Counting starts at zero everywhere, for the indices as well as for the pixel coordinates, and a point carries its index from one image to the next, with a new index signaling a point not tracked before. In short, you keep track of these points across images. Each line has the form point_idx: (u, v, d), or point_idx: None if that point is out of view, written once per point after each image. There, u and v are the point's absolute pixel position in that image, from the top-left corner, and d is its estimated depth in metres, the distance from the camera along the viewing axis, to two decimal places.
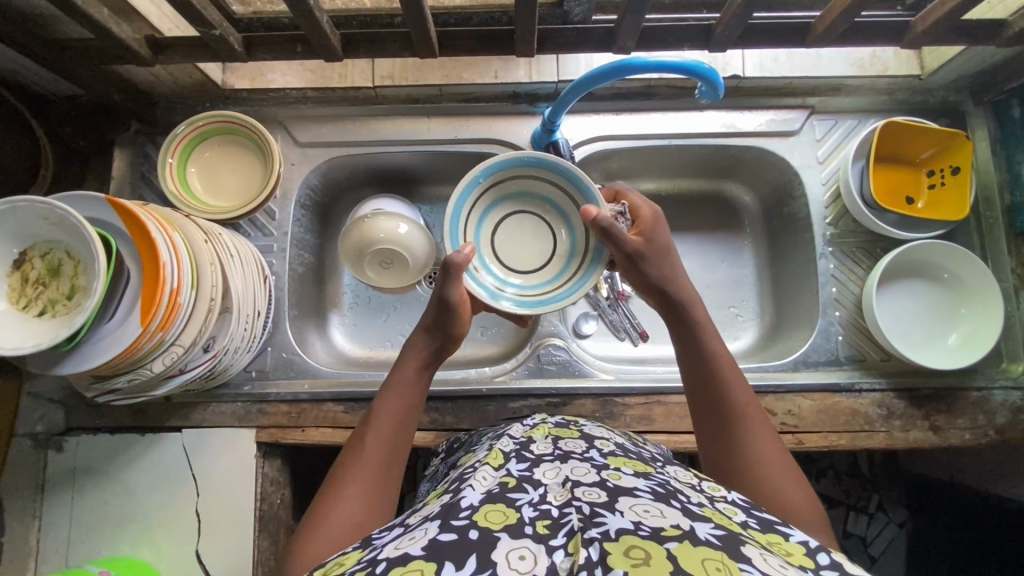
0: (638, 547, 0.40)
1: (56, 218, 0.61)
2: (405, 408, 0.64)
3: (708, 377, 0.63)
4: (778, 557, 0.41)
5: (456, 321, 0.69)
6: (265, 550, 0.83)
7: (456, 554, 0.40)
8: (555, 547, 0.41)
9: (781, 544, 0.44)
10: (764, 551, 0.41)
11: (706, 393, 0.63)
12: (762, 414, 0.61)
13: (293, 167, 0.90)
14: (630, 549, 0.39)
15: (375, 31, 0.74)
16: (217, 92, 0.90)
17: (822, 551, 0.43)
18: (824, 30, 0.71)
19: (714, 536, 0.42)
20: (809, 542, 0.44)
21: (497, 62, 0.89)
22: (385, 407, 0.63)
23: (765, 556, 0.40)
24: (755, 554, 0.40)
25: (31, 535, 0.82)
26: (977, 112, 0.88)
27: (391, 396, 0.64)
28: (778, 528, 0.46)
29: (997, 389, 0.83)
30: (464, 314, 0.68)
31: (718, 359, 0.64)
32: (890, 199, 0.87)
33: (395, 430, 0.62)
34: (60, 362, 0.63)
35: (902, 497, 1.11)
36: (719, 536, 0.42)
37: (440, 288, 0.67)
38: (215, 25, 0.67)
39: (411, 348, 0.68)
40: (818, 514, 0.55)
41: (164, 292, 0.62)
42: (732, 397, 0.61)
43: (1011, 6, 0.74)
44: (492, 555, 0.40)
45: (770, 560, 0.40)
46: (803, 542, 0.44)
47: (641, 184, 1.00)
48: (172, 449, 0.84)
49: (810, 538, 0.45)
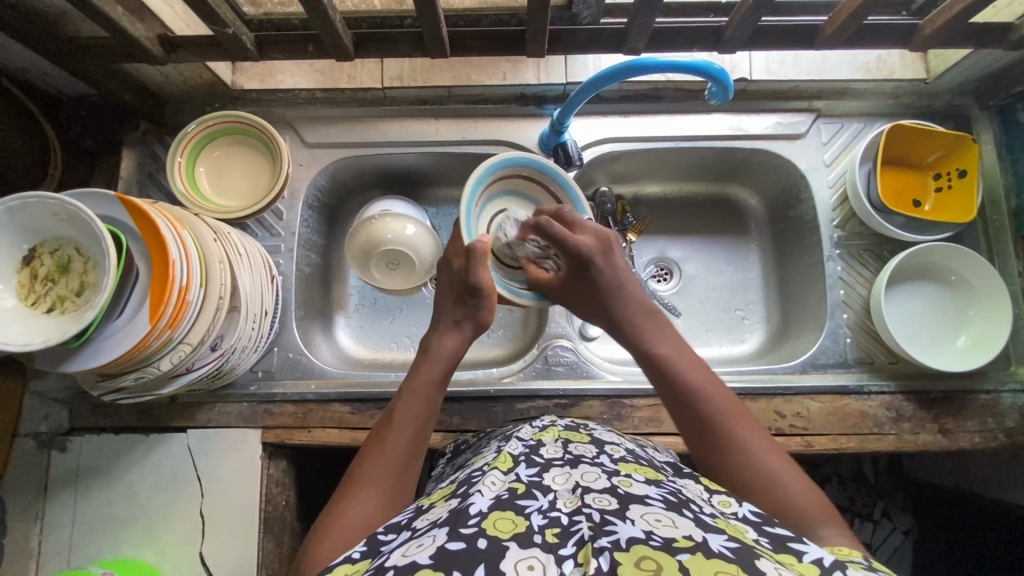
0: (650, 558, 0.39)
1: (66, 214, 0.61)
2: (430, 406, 0.64)
3: (680, 388, 0.62)
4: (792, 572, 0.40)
5: (483, 313, 0.71)
6: (270, 552, 0.82)
7: (465, 563, 0.40)
8: (564, 557, 0.41)
9: (794, 565, 0.42)
10: (780, 565, 0.40)
11: (682, 412, 0.62)
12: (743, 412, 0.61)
13: (302, 167, 0.91)
14: (641, 560, 0.39)
15: (386, 31, 0.74)
16: (227, 92, 0.90)
17: (838, 571, 0.42)
18: (833, 31, 0.71)
19: (728, 549, 0.41)
20: (824, 559, 0.43)
21: (506, 64, 0.89)
22: (409, 401, 0.63)
23: (781, 572, 0.39)
24: (771, 568, 0.39)
25: (33, 536, 0.81)
26: (983, 116, 0.89)
27: (415, 393, 0.64)
28: (791, 546, 0.45)
29: (1005, 392, 0.83)
30: (492, 300, 0.70)
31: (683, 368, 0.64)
32: (898, 202, 0.87)
33: (419, 428, 0.62)
34: (68, 358, 0.63)
35: (907, 504, 1.10)
36: (732, 548, 0.41)
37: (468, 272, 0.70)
38: (229, 23, 0.67)
39: (440, 347, 0.69)
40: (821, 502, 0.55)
41: (174, 289, 0.62)
42: (709, 403, 0.61)
43: (1017, 9, 0.74)
44: (501, 565, 0.40)
45: None
46: (818, 560, 0.43)
47: (646, 188, 1.00)
48: (176, 450, 0.83)
49: (824, 555, 0.43)
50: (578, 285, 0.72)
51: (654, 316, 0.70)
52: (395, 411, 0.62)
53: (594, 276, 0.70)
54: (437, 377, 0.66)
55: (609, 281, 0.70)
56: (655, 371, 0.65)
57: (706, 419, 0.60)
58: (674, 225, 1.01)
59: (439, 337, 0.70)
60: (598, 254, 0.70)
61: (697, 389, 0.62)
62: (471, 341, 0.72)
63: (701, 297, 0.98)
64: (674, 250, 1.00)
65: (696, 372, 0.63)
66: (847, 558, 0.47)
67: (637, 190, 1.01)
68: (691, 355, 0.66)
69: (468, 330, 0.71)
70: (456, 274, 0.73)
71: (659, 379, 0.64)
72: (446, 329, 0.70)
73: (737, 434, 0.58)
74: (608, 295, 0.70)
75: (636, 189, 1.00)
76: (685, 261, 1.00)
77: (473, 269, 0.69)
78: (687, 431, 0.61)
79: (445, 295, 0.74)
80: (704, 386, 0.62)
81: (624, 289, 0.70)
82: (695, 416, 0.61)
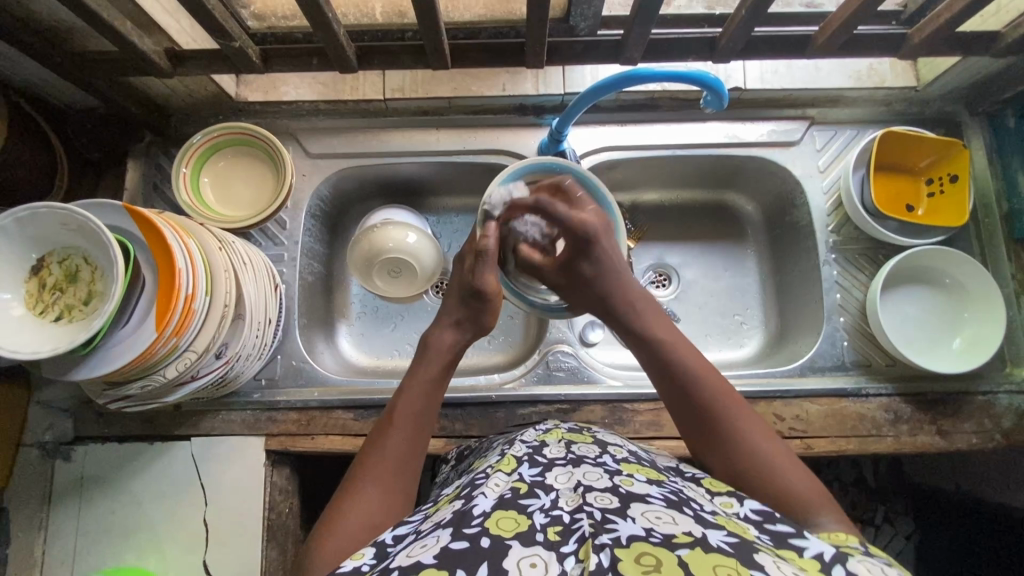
0: (649, 553, 0.40)
1: (75, 224, 0.62)
2: (429, 405, 0.64)
3: (675, 378, 0.64)
4: (792, 566, 0.41)
5: (485, 317, 0.71)
6: (273, 560, 0.83)
7: (469, 561, 0.41)
8: (566, 554, 0.42)
9: (795, 560, 0.43)
10: (778, 559, 0.41)
11: (677, 401, 0.63)
12: (740, 402, 0.62)
13: (305, 177, 0.92)
14: (641, 555, 0.40)
15: (388, 45, 0.76)
16: (231, 104, 0.91)
17: (837, 564, 0.42)
18: (824, 41, 0.73)
19: (726, 543, 0.42)
20: (823, 554, 0.43)
21: (505, 75, 0.91)
22: (407, 402, 0.64)
23: (778, 564, 0.40)
24: (769, 561, 0.40)
25: (37, 545, 0.82)
26: (972, 122, 0.91)
27: (415, 392, 0.65)
28: (791, 543, 0.45)
29: (1002, 393, 0.84)
30: (497, 305, 0.71)
31: (680, 357, 0.65)
32: (891, 206, 0.89)
33: (417, 429, 0.62)
34: (75, 367, 0.63)
35: (907, 508, 1.11)
36: (731, 542, 0.42)
37: (476, 276, 0.70)
38: (235, 37, 0.69)
39: (439, 345, 0.69)
40: (819, 490, 0.55)
41: (180, 297, 0.63)
42: (703, 392, 0.62)
43: (1004, 18, 0.76)
44: (505, 564, 0.41)
45: (784, 568, 0.40)
46: (818, 556, 0.43)
47: (644, 195, 1.02)
48: (179, 459, 0.84)
49: (822, 548, 0.44)
50: (574, 274, 0.74)
51: (654, 305, 0.71)
52: (395, 410, 0.63)
53: (601, 263, 0.72)
54: (436, 377, 0.66)
55: (611, 267, 0.72)
56: (650, 356, 0.67)
57: (701, 403, 0.61)
58: (672, 233, 1.02)
59: (439, 335, 0.70)
60: (603, 238, 0.72)
61: (695, 375, 0.63)
62: (470, 343, 0.72)
63: (700, 303, 0.99)
64: (672, 257, 1.02)
65: (691, 357, 0.65)
66: (843, 543, 0.49)
67: (635, 197, 1.02)
68: (689, 344, 0.67)
69: (469, 331, 0.71)
70: (465, 273, 0.72)
71: (656, 366, 0.66)
72: (445, 326, 0.71)
73: (731, 419, 0.60)
74: (606, 281, 0.72)
75: (634, 196, 1.02)
76: (683, 267, 1.01)
77: (479, 272, 0.69)
78: (684, 418, 0.63)
79: (451, 295, 0.74)
80: (701, 374, 0.63)
81: (621, 275, 0.72)
82: (694, 401, 0.62)
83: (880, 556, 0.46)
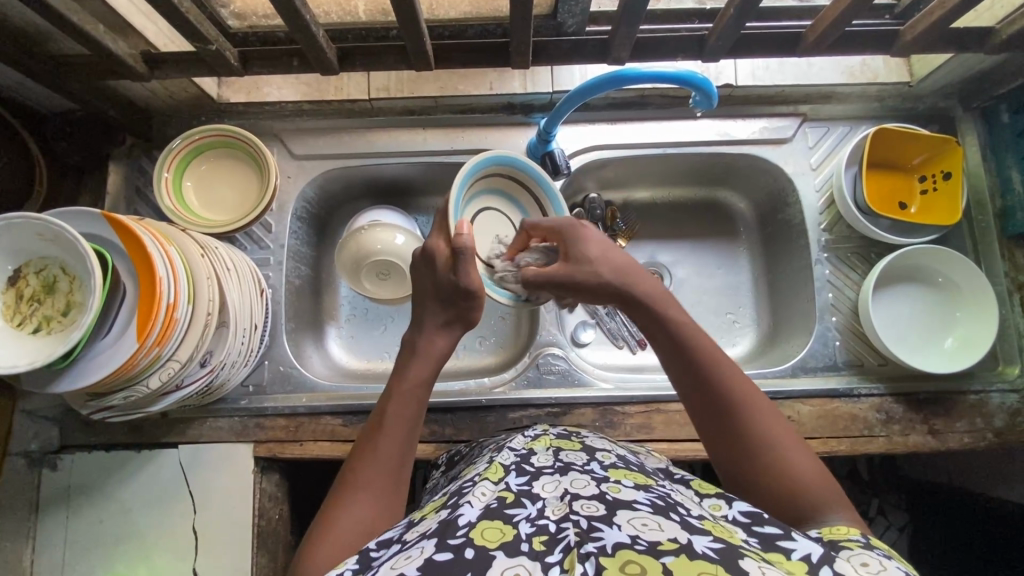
0: (634, 562, 0.39)
1: (50, 233, 0.61)
2: (419, 410, 0.63)
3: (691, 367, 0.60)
4: (777, 570, 0.40)
5: (471, 312, 0.69)
6: (264, 566, 0.82)
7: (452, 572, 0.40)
8: (551, 564, 0.41)
9: (782, 564, 0.42)
10: (764, 564, 0.40)
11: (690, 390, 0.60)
12: (753, 392, 0.59)
13: (290, 179, 0.91)
14: (626, 564, 0.39)
15: (371, 44, 0.75)
16: (213, 106, 0.90)
17: (824, 568, 0.42)
18: (815, 39, 0.72)
19: (712, 549, 0.41)
20: (811, 556, 0.43)
21: (492, 74, 0.89)
22: (399, 406, 0.62)
23: (764, 569, 0.39)
24: (755, 568, 0.39)
25: (25, 555, 0.81)
26: (967, 117, 0.90)
27: (406, 397, 0.63)
28: (779, 545, 0.44)
29: (993, 392, 0.83)
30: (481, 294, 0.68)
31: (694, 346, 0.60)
32: (883, 205, 0.88)
33: (408, 434, 0.61)
34: (55, 379, 0.62)
35: (901, 502, 1.11)
36: (717, 549, 0.41)
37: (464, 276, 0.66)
38: (211, 39, 0.67)
39: (431, 347, 0.67)
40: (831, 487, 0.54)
41: (161, 306, 0.62)
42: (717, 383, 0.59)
43: (998, 13, 0.75)
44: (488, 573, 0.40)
45: (769, 573, 0.39)
46: (805, 557, 0.43)
47: (637, 193, 1.01)
48: (168, 467, 0.83)
49: (809, 550, 0.44)
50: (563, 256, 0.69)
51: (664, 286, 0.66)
52: (385, 415, 0.61)
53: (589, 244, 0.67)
54: (426, 380, 0.65)
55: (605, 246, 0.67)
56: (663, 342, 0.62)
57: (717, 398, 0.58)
58: (663, 231, 1.01)
59: (431, 337, 0.67)
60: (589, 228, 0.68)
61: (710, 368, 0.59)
62: (458, 338, 0.70)
63: (693, 302, 0.98)
64: (664, 255, 1.01)
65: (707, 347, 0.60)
66: (845, 537, 0.48)
67: (628, 196, 1.01)
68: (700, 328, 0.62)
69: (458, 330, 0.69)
70: (439, 274, 0.68)
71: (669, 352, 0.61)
72: (434, 331, 0.68)
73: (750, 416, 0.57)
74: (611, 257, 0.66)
75: (625, 194, 1.00)
76: (675, 266, 1.00)
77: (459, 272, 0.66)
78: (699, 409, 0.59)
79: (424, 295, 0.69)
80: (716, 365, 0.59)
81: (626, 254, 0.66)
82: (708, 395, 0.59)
83: (882, 549, 0.46)
